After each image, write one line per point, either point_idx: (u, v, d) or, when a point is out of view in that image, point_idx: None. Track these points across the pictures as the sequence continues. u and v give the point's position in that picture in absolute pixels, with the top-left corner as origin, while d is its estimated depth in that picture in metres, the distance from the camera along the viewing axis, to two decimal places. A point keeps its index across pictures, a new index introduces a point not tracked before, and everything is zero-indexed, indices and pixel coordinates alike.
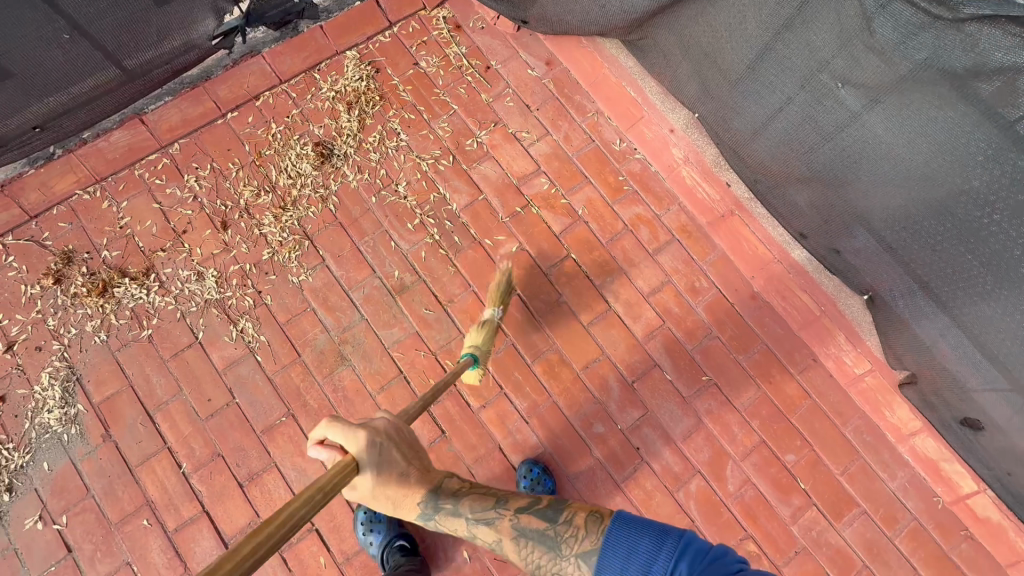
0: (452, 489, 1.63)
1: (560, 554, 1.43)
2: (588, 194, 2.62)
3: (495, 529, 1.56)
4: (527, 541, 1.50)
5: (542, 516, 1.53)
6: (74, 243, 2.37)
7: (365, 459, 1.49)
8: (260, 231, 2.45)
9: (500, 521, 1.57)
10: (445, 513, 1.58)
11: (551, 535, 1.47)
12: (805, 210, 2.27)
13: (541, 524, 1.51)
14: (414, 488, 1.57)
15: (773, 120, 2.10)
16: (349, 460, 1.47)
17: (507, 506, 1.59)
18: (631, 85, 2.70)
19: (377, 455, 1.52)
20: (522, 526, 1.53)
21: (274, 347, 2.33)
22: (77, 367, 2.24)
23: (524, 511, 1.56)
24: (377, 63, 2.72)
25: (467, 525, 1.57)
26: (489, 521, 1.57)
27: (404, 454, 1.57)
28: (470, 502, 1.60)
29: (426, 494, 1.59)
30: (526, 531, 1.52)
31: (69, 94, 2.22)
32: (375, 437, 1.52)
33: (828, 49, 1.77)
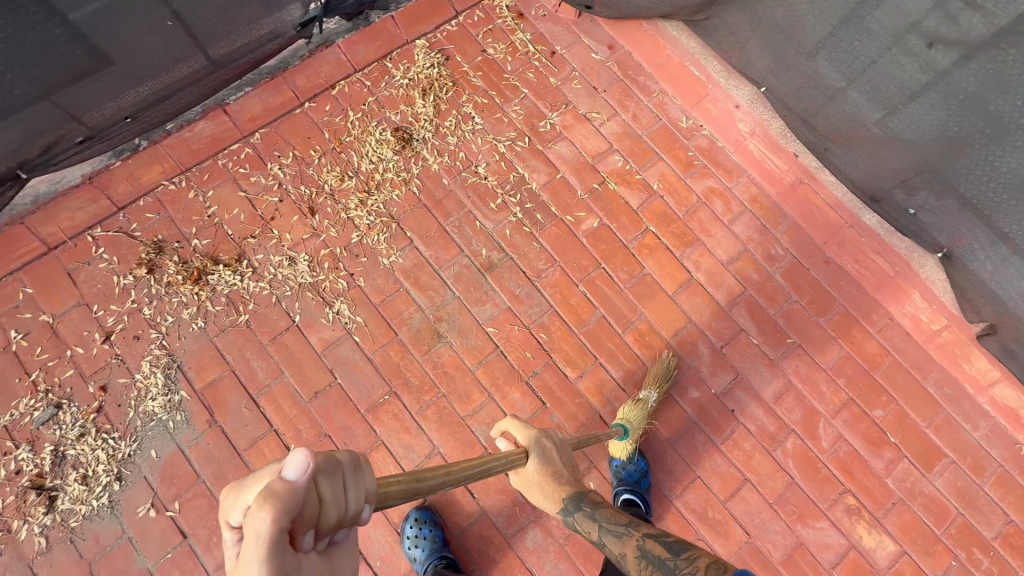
0: (593, 496, 1.72)
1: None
2: (661, 169, 2.70)
3: (620, 543, 1.62)
4: (647, 565, 1.52)
5: (667, 548, 1.53)
6: (164, 233, 2.38)
7: (533, 452, 1.66)
8: (348, 216, 2.48)
9: (627, 538, 1.62)
10: (582, 514, 1.68)
11: (669, 567, 1.46)
12: (878, 173, 2.37)
13: (662, 553, 1.52)
14: (563, 484, 1.69)
15: (855, 83, 2.21)
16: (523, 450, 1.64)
17: (637, 528, 1.64)
18: (695, 65, 2.79)
19: (543, 450, 1.67)
20: (646, 551, 1.55)
21: (371, 327, 2.35)
22: (177, 354, 2.25)
23: (651, 538, 1.59)
24: (446, 51, 2.78)
25: (599, 531, 1.65)
26: (618, 534, 1.63)
27: (563, 455, 1.72)
28: (607, 513, 1.68)
29: (572, 494, 1.70)
30: (647, 554, 1.54)
31: (162, 83, 2.25)
32: (545, 436, 1.70)
33: (921, 9, 1.89)
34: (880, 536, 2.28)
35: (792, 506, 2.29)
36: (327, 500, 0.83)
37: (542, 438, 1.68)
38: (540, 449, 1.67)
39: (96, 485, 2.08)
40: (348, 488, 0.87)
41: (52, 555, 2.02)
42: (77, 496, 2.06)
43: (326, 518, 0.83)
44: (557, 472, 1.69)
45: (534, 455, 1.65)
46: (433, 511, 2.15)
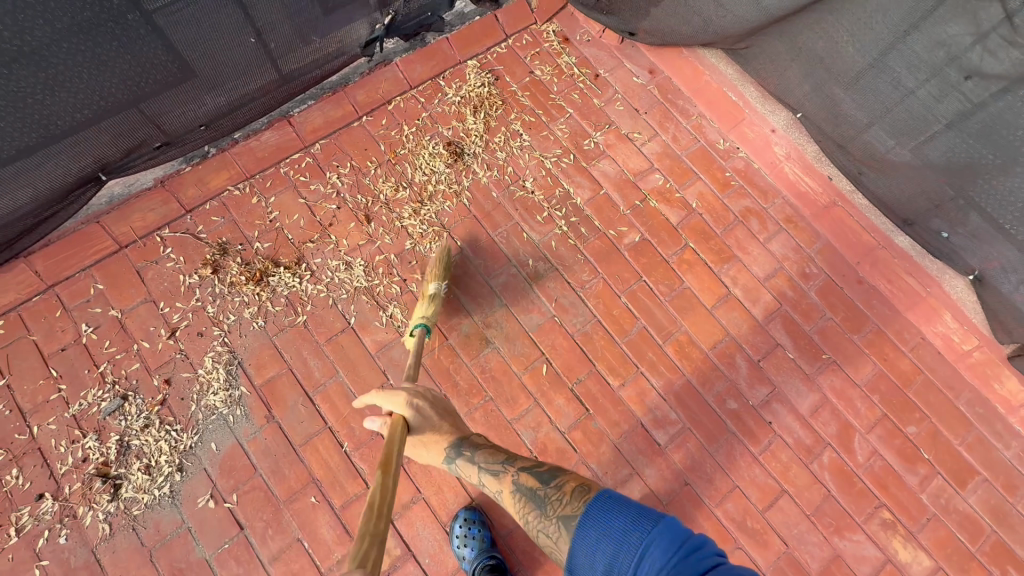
0: (472, 440, 1.93)
1: (546, 513, 1.68)
2: (700, 188, 2.81)
3: (497, 481, 1.85)
4: (522, 497, 1.77)
5: (538, 479, 1.80)
6: (228, 235, 2.50)
7: (412, 418, 1.90)
8: (402, 224, 2.60)
9: (503, 475, 1.85)
10: (464, 458, 1.88)
11: (542, 497, 1.73)
12: (911, 197, 2.47)
13: (535, 484, 1.78)
14: (442, 436, 1.90)
15: (892, 111, 2.33)
16: (401, 420, 1.87)
17: (511, 464, 1.87)
18: (733, 91, 2.92)
19: (418, 412, 1.89)
20: (519, 484, 1.80)
21: (423, 331, 2.44)
22: (238, 351, 2.33)
23: (523, 472, 1.84)
24: (496, 72, 2.93)
25: (479, 473, 1.85)
26: (495, 472, 1.86)
27: (438, 411, 1.94)
28: (485, 454, 1.89)
29: (452, 442, 1.90)
30: (521, 487, 1.79)
31: (237, 94, 2.39)
32: (414, 399, 1.89)
33: (961, 45, 2.00)
34: (915, 551, 2.33)
35: (829, 518, 2.35)
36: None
37: (414, 402, 1.89)
38: (416, 412, 1.89)
39: (158, 474, 2.14)
40: None
41: (114, 541, 2.07)
42: (140, 485, 2.13)
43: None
44: (435, 427, 1.91)
45: (411, 419, 1.89)
46: (481, 511, 2.21)
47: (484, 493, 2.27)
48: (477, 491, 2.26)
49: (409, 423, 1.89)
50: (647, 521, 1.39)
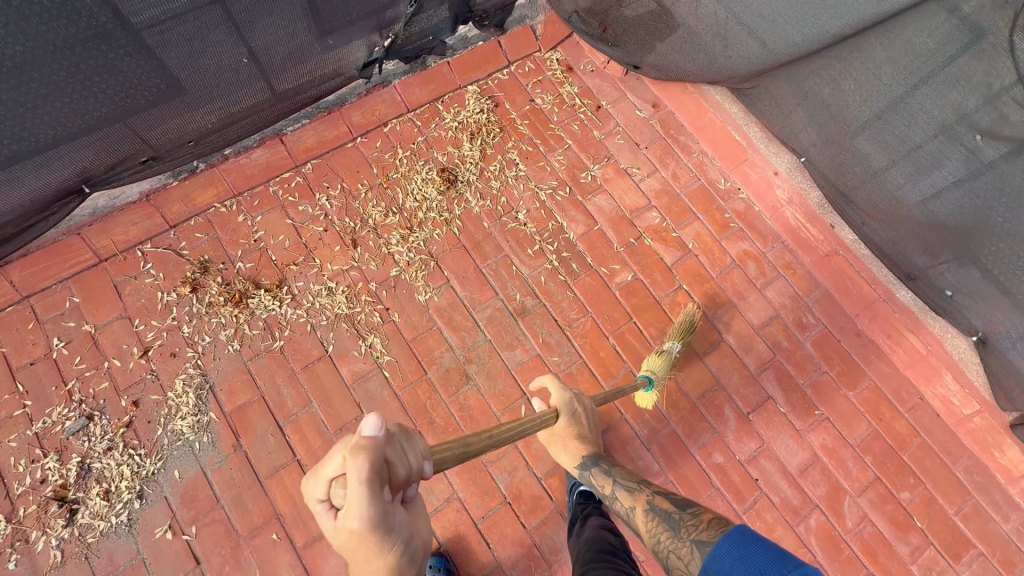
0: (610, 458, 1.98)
1: (678, 535, 1.56)
2: (697, 228, 2.74)
3: (631, 497, 1.81)
4: (654, 517, 1.69)
5: (674, 504, 1.71)
6: (210, 253, 2.45)
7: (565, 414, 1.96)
8: (389, 250, 2.54)
9: (637, 493, 1.82)
10: (600, 470, 1.92)
11: (676, 520, 1.62)
12: (915, 252, 2.40)
13: (669, 507, 1.69)
14: (585, 444, 1.98)
15: (897, 164, 2.26)
16: (557, 410, 1.94)
17: (648, 487, 1.83)
18: (737, 130, 2.85)
19: (574, 412, 1.98)
20: (654, 505, 1.74)
21: (402, 363, 2.37)
22: (210, 375, 2.27)
23: (659, 496, 1.77)
24: (496, 98, 2.88)
25: (613, 485, 1.86)
26: (630, 489, 1.84)
27: (591, 422, 2.02)
28: (622, 471, 1.91)
29: (591, 453, 1.97)
30: (655, 507, 1.73)
31: (227, 111, 2.35)
32: (575, 399, 1.99)
33: (971, 104, 1.91)
34: None
35: None
36: (393, 459, 1.09)
37: (575, 402, 1.98)
38: (570, 411, 1.97)
39: (116, 501, 2.08)
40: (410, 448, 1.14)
41: (66, 569, 2.00)
42: (97, 512, 2.06)
43: (397, 469, 1.09)
44: (584, 436, 1.99)
45: (563, 415, 1.95)
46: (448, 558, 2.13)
47: (453, 538, 2.18)
48: (446, 536, 2.18)
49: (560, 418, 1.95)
50: (790, 564, 1.17)
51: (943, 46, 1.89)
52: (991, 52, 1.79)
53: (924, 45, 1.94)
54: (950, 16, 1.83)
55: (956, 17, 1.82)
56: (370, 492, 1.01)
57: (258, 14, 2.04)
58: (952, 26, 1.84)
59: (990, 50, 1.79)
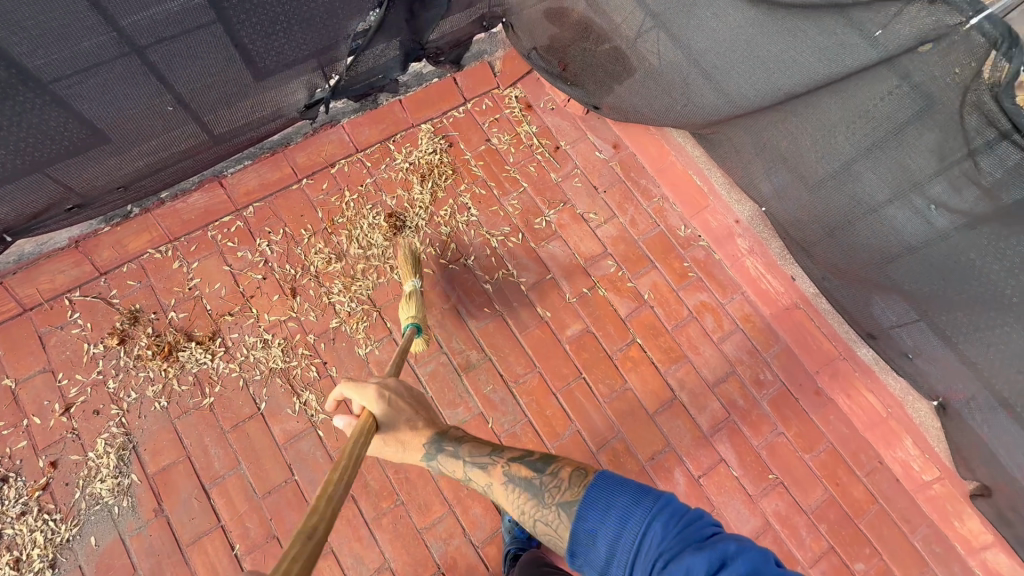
0: (453, 434, 1.70)
1: (543, 502, 1.51)
2: (654, 278, 2.64)
3: (486, 474, 1.64)
4: (515, 488, 1.58)
5: (531, 467, 1.61)
6: (141, 302, 2.35)
7: (381, 414, 1.66)
8: (330, 300, 2.44)
9: (492, 467, 1.65)
10: (446, 455, 1.66)
11: (537, 485, 1.55)
12: (876, 314, 2.30)
13: (527, 473, 1.59)
14: (422, 431, 1.70)
15: (853, 224, 2.16)
16: (368, 416, 1.63)
17: (501, 455, 1.67)
18: (699, 175, 2.76)
19: (389, 404, 1.67)
20: (511, 474, 1.61)
21: (337, 422, 2.27)
22: (135, 434, 2.18)
23: (515, 462, 1.63)
24: (450, 138, 2.79)
25: (466, 468, 1.65)
26: (484, 465, 1.65)
27: (409, 403, 1.72)
28: (471, 446, 1.68)
29: (432, 438, 1.68)
30: (514, 478, 1.60)
31: (157, 158, 2.25)
32: (381, 389, 1.66)
33: (925, 172, 1.82)
34: None
35: None
36: None
37: (388, 394, 1.68)
38: (387, 405, 1.66)
39: (29, 570, 2.00)
40: None
41: None
42: None
43: None
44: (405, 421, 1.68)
45: (378, 414, 1.64)
46: None
47: None
48: None
49: (378, 421, 1.65)
50: (650, 497, 1.29)
51: (896, 112, 1.80)
52: (944, 122, 1.69)
53: (877, 108, 1.85)
54: (902, 83, 1.73)
55: (907, 84, 1.72)
56: None
57: (183, 60, 1.94)
58: (905, 93, 1.74)
59: (944, 120, 1.69)
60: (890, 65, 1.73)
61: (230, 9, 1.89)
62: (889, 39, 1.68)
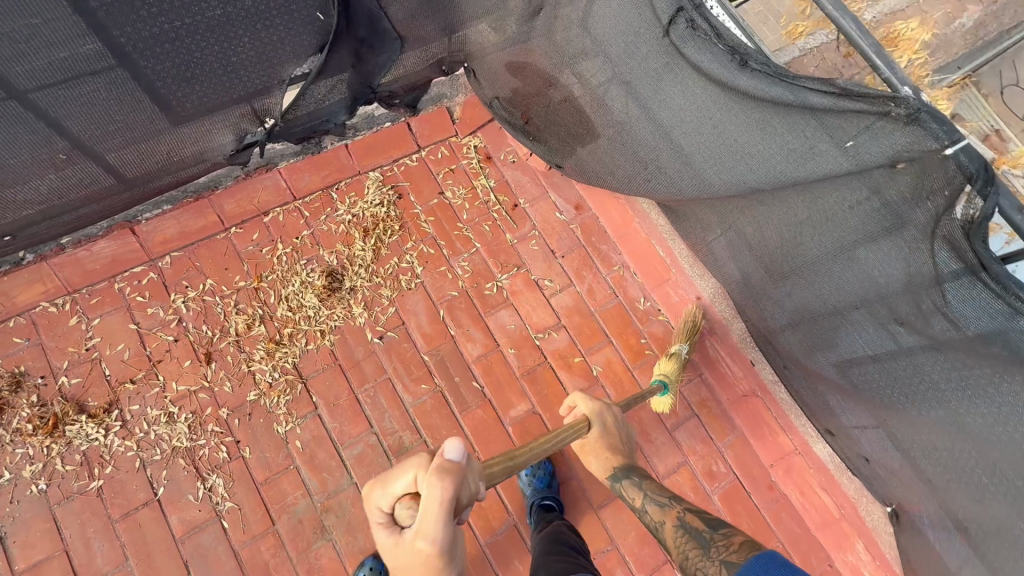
0: (643, 469, 1.76)
1: (706, 553, 1.41)
2: (609, 355, 2.48)
3: (661, 512, 1.61)
4: (684, 534, 1.51)
5: (705, 522, 1.52)
6: (27, 364, 2.07)
7: (593, 423, 1.77)
8: (249, 367, 2.20)
9: (669, 508, 1.61)
10: (629, 480, 1.70)
11: (706, 538, 1.46)
12: (835, 412, 2.18)
13: (700, 526, 1.51)
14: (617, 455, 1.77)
15: (817, 322, 2.02)
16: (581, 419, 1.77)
17: (681, 504, 1.62)
18: (661, 245, 2.58)
19: (605, 421, 1.78)
20: (684, 522, 1.54)
21: (246, 511, 2.03)
22: (4, 523, 1.90)
23: (692, 513, 1.57)
24: (400, 188, 2.57)
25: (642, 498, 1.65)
26: (661, 503, 1.64)
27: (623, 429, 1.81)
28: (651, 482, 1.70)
29: (624, 465, 1.75)
30: (686, 525, 1.53)
31: (53, 206, 1.97)
32: (603, 406, 1.80)
33: (891, 288, 1.69)
34: None
35: None
36: (463, 490, 1.23)
37: (603, 408, 1.79)
38: (603, 421, 1.78)
39: None
40: (472, 472, 1.28)
41: None
42: None
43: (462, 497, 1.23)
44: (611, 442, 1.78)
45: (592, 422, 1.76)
46: None
47: None
48: None
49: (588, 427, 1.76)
50: None
51: (864, 224, 1.66)
52: (913, 244, 1.56)
53: (843, 216, 1.71)
54: (872, 197, 1.60)
55: (878, 199, 1.59)
56: (442, 519, 1.13)
57: (77, 105, 1.68)
58: (875, 208, 1.61)
59: (911, 242, 1.56)
60: (860, 176, 1.59)
61: (135, 54, 1.65)
62: (860, 151, 1.55)
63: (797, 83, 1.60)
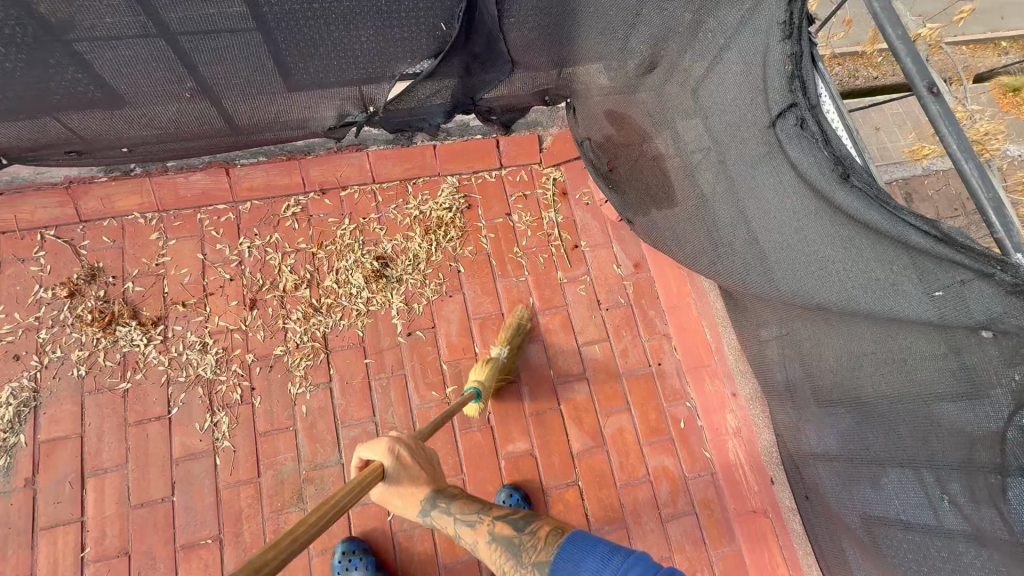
0: (449, 491, 1.67)
1: (522, 561, 1.53)
2: (623, 421, 2.41)
3: (472, 533, 1.62)
4: (498, 546, 1.58)
5: (513, 525, 1.62)
6: (105, 262, 2.30)
7: (389, 467, 1.59)
8: (284, 324, 2.33)
9: (478, 525, 1.62)
10: (440, 512, 1.62)
11: (517, 544, 1.57)
12: (851, 566, 1.96)
13: (510, 532, 1.60)
14: (418, 487, 1.62)
15: (853, 463, 1.85)
16: (376, 466, 1.58)
17: (488, 513, 1.65)
18: (711, 328, 2.48)
19: (405, 464, 1.61)
20: (495, 533, 1.60)
21: (238, 456, 2.13)
22: (42, 394, 2.12)
23: (500, 519, 1.63)
24: (471, 199, 2.65)
25: (454, 526, 1.61)
26: (472, 523, 1.63)
27: (418, 458, 1.66)
28: (460, 505, 1.64)
29: (427, 494, 1.63)
30: (497, 538, 1.59)
31: (169, 134, 2.19)
32: (396, 441, 1.62)
33: (947, 460, 1.52)
34: None
35: None
36: None
37: (398, 446, 1.62)
38: (397, 456, 1.60)
39: None
40: None
41: None
42: None
43: None
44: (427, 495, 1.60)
45: (389, 467, 1.59)
46: None
47: None
48: None
49: (385, 472, 1.59)
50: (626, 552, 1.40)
51: (933, 382, 1.51)
52: (985, 423, 1.40)
53: (913, 367, 1.56)
54: (949, 355, 1.45)
55: (956, 360, 1.44)
56: None
57: (212, 55, 1.87)
58: (952, 369, 1.45)
59: (983, 420, 1.40)
60: (942, 331, 1.45)
61: (273, 23, 1.82)
62: (948, 304, 1.41)
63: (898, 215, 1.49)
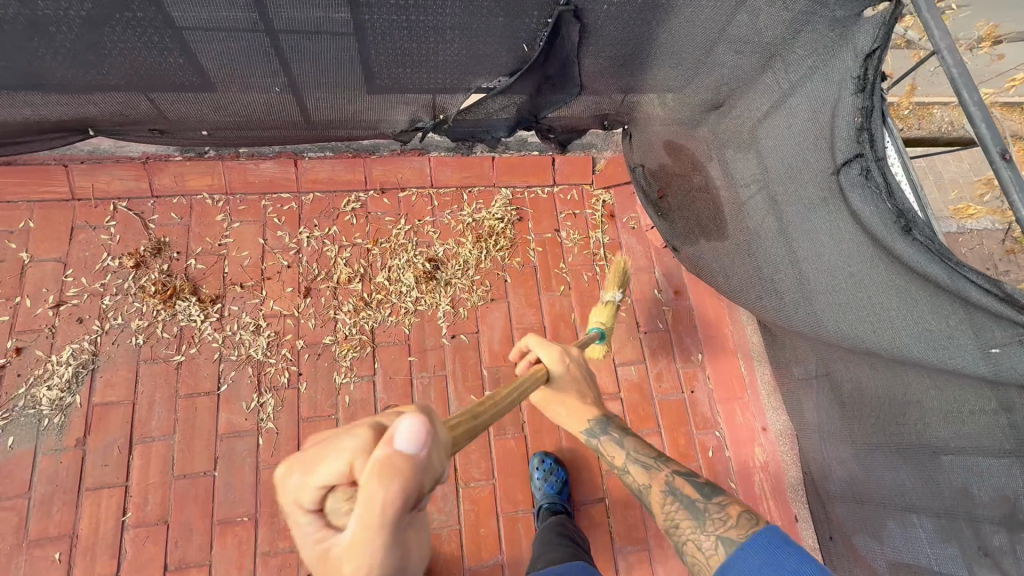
0: (620, 423, 1.76)
1: (704, 528, 1.49)
2: (653, 443, 2.45)
3: (645, 474, 1.67)
4: (674, 500, 1.58)
5: (697, 489, 1.58)
6: (171, 238, 2.39)
7: (555, 372, 1.74)
8: (334, 314, 2.39)
9: (654, 471, 1.66)
10: (612, 439, 1.71)
11: (700, 509, 1.53)
12: None
13: (693, 493, 1.57)
14: (588, 406, 1.76)
15: (888, 506, 1.87)
16: (542, 370, 1.73)
17: (666, 464, 1.67)
18: (746, 360, 2.58)
19: (566, 376, 1.76)
20: (675, 487, 1.60)
21: (280, 438, 2.19)
22: (100, 358, 2.20)
23: (680, 476, 1.63)
24: (522, 212, 2.73)
25: (627, 460, 1.69)
26: (646, 465, 1.68)
27: (583, 374, 1.79)
28: (635, 444, 1.71)
29: (600, 418, 1.75)
30: (675, 491, 1.59)
31: (249, 122, 2.28)
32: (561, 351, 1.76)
33: (987, 513, 1.55)
34: None
35: None
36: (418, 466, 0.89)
37: (565, 356, 1.76)
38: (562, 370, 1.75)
39: None
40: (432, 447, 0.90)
41: None
42: None
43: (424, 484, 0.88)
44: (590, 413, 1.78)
45: (553, 372, 1.73)
46: None
47: None
48: None
49: (548, 377, 1.74)
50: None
51: (980, 435, 1.55)
52: None
53: (961, 419, 1.60)
54: (1000, 412, 1.49)
55: (1007, 417, 1.48)
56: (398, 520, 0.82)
57: (308, 53, 1.96)
58: (1001, 425, 1.49)
59: None
60: (994, 387, 1.49)
61: (370, 30, 1.91)
62: (1004, 362, 1.45)
63: (958, 270, 1.52)
